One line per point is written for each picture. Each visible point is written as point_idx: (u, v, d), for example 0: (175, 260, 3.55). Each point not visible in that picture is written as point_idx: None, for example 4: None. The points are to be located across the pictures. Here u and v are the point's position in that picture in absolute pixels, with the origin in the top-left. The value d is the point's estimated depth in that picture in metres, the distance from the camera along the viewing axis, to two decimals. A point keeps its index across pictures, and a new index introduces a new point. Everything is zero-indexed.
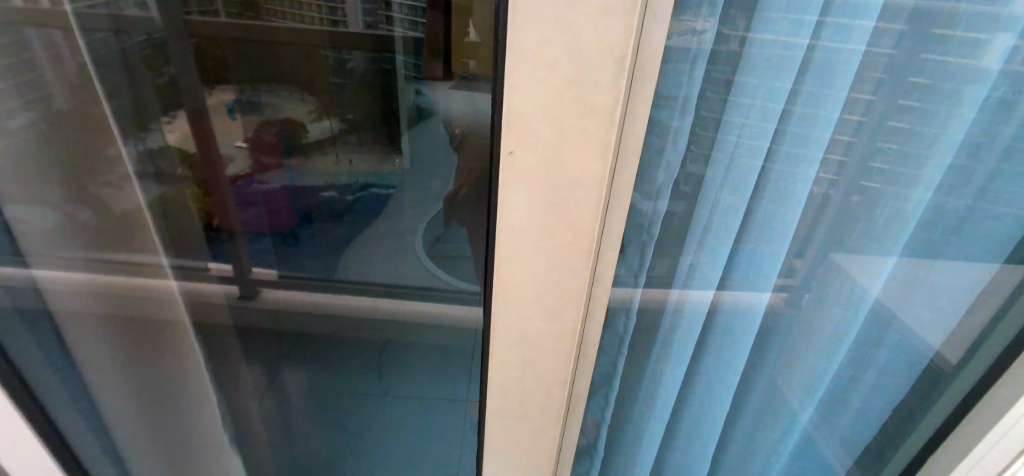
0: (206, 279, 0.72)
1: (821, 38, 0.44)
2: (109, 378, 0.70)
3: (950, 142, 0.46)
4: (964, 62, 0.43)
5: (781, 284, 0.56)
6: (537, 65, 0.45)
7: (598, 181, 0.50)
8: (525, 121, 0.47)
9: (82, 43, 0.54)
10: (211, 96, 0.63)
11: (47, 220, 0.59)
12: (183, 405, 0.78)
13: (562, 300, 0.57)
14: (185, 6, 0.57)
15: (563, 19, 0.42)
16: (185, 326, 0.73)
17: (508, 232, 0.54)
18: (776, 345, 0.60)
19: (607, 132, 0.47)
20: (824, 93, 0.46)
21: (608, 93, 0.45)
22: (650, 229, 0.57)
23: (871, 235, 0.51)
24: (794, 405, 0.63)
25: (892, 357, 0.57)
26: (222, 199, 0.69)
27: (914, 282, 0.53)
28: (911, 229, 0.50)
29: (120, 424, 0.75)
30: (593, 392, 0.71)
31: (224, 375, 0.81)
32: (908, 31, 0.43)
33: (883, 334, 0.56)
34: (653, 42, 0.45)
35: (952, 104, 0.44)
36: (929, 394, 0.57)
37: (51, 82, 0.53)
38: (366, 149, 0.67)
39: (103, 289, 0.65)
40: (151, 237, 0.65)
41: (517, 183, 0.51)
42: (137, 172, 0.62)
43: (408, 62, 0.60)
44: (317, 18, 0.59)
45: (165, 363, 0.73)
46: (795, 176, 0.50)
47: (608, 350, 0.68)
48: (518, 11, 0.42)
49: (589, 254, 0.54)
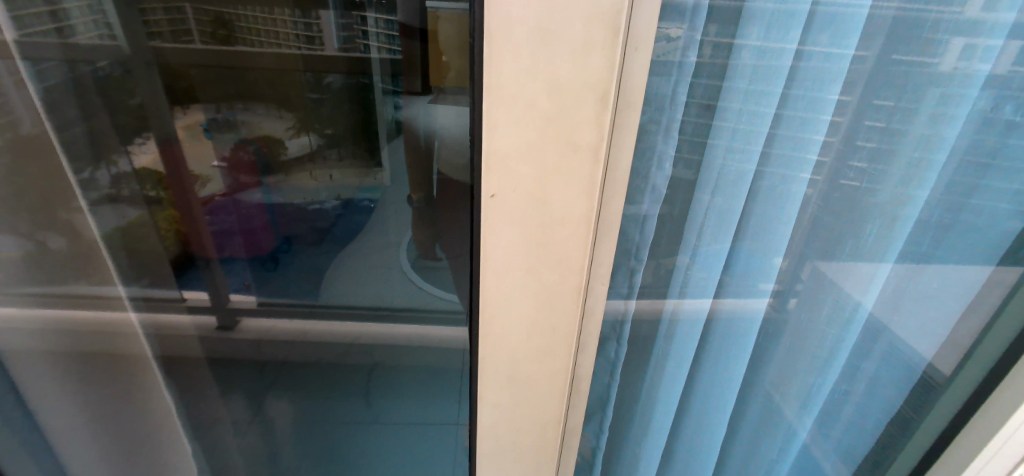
0: (175, 310, 0.71)
1: (808, 42, 0.44)
2: (75, 418, 0.70)
3: (938, 138, 0.46)
4: (927, 62, 0.43)
5: (777, 289, 0.55)
6: (518, 102, 0.45)
7: (585, 219, 0.50)
8: (508, 162, 0.47)
9: (30, 73, 0.55)
10: (183, 116, 0.61)
11: (16, 250, 0.60)
12: (156, 439, 0.79)
13: (553, 341, 0.57)
14: (152, 26, 0.56)
15: (541, 50, 0.42)
16: (151, 361, 0.73)
17: (496, 266, 0.52)
18: (774, 353, 0.59)
19: (592, 170, 0.47)
20: (810, 93, 0.46)
21: (594, 128, 0.45)
22: (638, 254, 0.57)
23: (860, 250, 0.51)
24: (790, 415, 0.63)
25: (882, 368, 0.58)
26: (195, 222, 0.67)
27: (905, 288, 0.53)
28: (900, 241, 0.50)
29: (75, 457, 0.73)
30: (588, 417, 0.70)
31: (202, 407, 0.80)
32: (894, 36, 0.43)
33: (874, 344, 0.57)
34: (637, 66, 0.45)
35: (939, 104, 0.45)
36: (928, 401, 0.57)
37: (18, 107, 0.55)
38: (347, 164, 0.65)
39: (63, 325, 0.65)
40: (107, 266, 0.65)
41: (503, 224, 0.50)
42: (95, 199, 0.62)
43: (385, 76, 0.59)
44: (292, 37, 0.58)
45: (133, 398, 0.73)
46: (790, 178, 0.50)
47: (601, 377, 0.67)
48: (495, 40, 0.42)
49: (579, 291, 0.54)
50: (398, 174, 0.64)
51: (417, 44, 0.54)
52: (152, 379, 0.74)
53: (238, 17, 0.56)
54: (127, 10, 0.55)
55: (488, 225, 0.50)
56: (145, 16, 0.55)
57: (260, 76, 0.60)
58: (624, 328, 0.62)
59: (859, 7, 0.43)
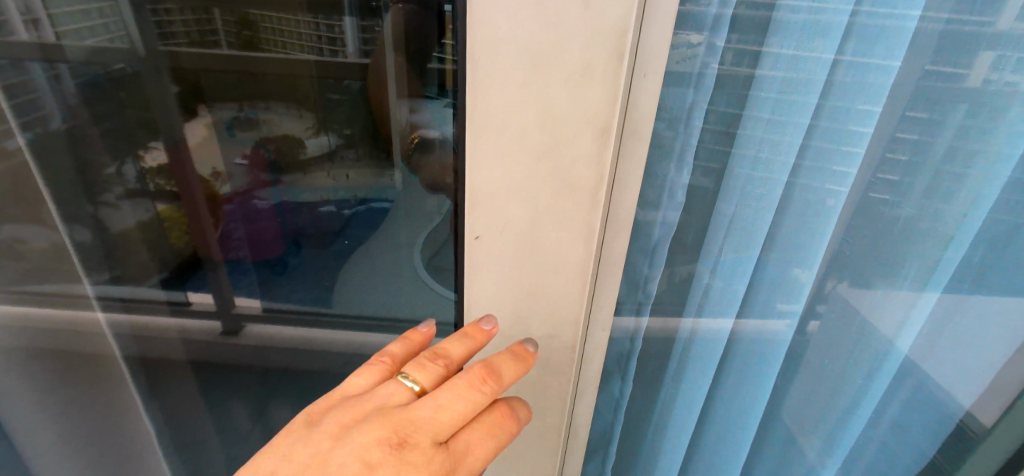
0: (154, 311, 0.75)
1: (845, 51, 0.41)
2: (61, 405, 0.77)
3: (988, 154, 0.37)
4: (954, 73, 0.37)
5: (803, 310, 0.49)
6: (506, 134, 0.45)
7: (582, 266, 0.50)
8: (494, 202, 0.48)
9: (63, 72, 0.61)
10: (207, 114, 0.64)
11: (41, 240, 0.68)
12: (136, 433, 0.84)
13: (547, 370, 0.57)
14: (175, 27, 0.59)
15: (525, 77, 0.42)
16: (117, 361, 0.78)
17: (483, 302, 0.54)
18: (799, 388, 0.52)
19: (591, 210, 0.47)
20: (847, 107, 0.42)
21: (591, 166, 0.45)
22: (645, 288, 0.62)
23: (893, 284, 0.43)
24: (811, 459, 0.54)
25: (910, 420, 0.47)
26: (201, 224, 0.71)
27: (931, 338, 0.43)
28: (945, 275, 0.41)
29: (53, 442, 0.79)
30: (591, 454, 0.79)
31: (176, 410, 0.84)
32: (942, 46, 0.37)
33: (894, 393, 0.47)
34: (647, 91, 0.46)
35: (986, 117, 0.37)
36: (960, 458, 0.45)
37: (47, 102, 0.62)
38: (364, 164, 0.63)
39: (44, 323, 0.72)
40: (75, 268, 0.71)
41: (489, 264, 0.51)
42: (128, 192, 0.68)
43: (401, 81, 0.55)
44: (315, 37, 0.57)
45: (107, 393, 0.79)
46: (824, 191, 0.45)
47: (606, 411, 0.75)
48: (478, 69, 0.43)
49: (573, 343, 0.55)
50: (409, 183, 0.61)
51: (435, 45, 0.51)
52: (120, 378, 0.79)
53: (263, 19, 0.57)
54: (143, 11, 0.58)
55: (472, 264, 0.52)
56: (162, 17, 0.58)
57: (275, 79, 0.61)
58: (629, 365, 0.69)
59: (903, 23, 0.38)
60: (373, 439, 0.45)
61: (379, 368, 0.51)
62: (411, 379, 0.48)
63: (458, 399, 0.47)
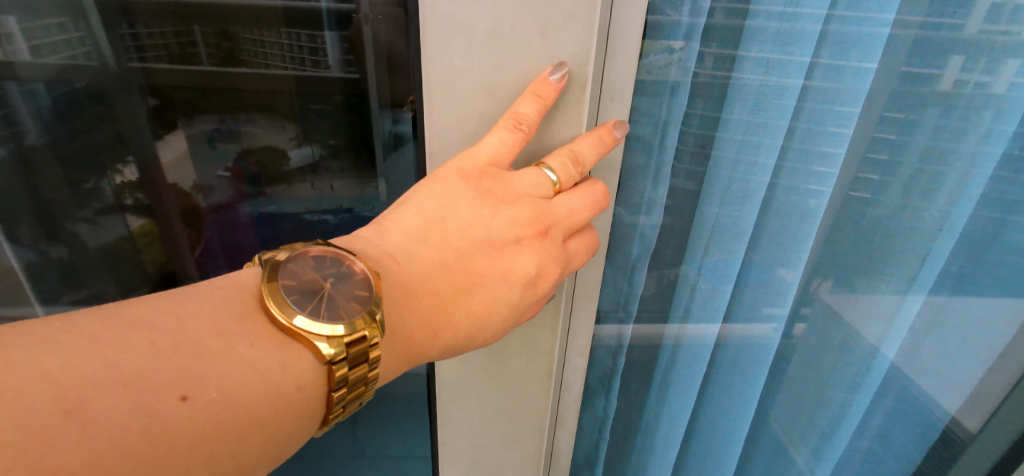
0: None
1: (822, 56, 0.40)
2: None
3: (967, 154, 0.37)
4: (928, 75, 0.36)
5: (787, 313, 0.49)
6: None
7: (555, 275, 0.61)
8: None
9: (38, 88, 0.60)
10: (185, 127, 0.61)
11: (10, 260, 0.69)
12: None
13: (530, 365, 0.63)
14: (147, 40, 0.57)
15: (496, 107, 0.48)
16: None
17: None
18: (786, 393, 0.52)
19: None
20: (826, 109, 0.41)
21: None
22: (626, 307, 0.64)
23: (877, 288, 0.43)
24: (800, 464, 0.54)
25: (897, 425, 0.46)
26: (174, 237, 0.68)
27: (915, 346, 0.43)
28: (928, 278, 0.41)
29: None
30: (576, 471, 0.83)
31: None
32: (916, 47, 0.36)
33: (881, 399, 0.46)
34: (614, 112, 0.51)
35: (964, 117, 0.36)
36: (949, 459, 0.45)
37: (23, 116, 0.61)
38: (349, 174, 0.62)
39: None
40: (26, 293, 0.71)
41: None
42: (100, 211, 0.67)
43: (383, 92, 0.56)
44: (297, 47, 0.56)
45: None
46: (806, 192, 0.45)
47: (590, 433, 0.78)
48: (443, 100, 0.47)
49: None
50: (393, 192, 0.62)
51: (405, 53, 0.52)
52: None
53: (244, 31, 0.56)
54: (113, 24, 0.57)
55: None
56: (131, 30, 0.57)
57: (254, 90, 0.59)
58: (613, 379, 0.71)
59: (877, 26, 0.38)
60: (525, 216, 0.47)
61: (516, 136, 0.45)
62: (549, 169, 0.47)
63: (577, 197, 0.49)
